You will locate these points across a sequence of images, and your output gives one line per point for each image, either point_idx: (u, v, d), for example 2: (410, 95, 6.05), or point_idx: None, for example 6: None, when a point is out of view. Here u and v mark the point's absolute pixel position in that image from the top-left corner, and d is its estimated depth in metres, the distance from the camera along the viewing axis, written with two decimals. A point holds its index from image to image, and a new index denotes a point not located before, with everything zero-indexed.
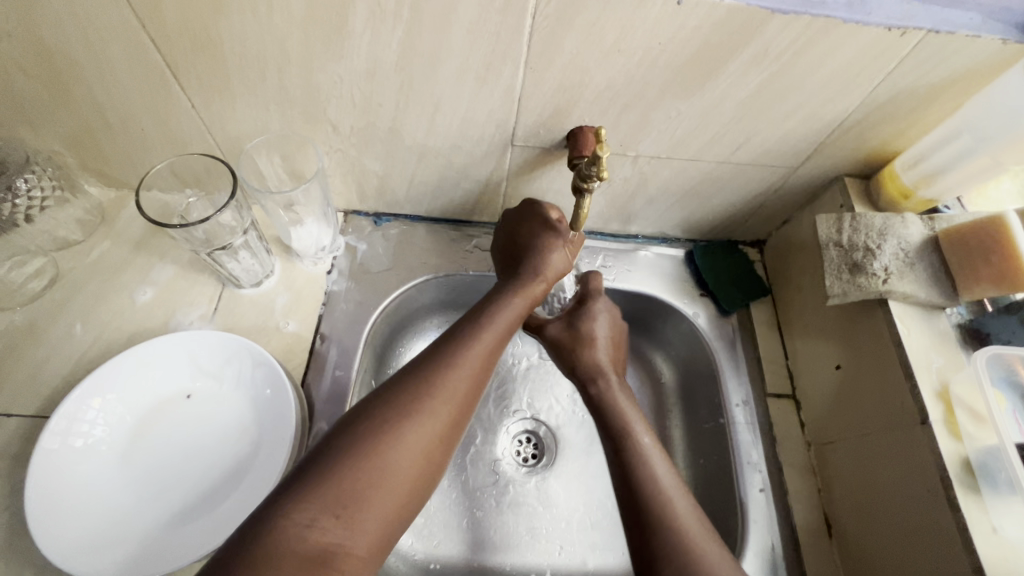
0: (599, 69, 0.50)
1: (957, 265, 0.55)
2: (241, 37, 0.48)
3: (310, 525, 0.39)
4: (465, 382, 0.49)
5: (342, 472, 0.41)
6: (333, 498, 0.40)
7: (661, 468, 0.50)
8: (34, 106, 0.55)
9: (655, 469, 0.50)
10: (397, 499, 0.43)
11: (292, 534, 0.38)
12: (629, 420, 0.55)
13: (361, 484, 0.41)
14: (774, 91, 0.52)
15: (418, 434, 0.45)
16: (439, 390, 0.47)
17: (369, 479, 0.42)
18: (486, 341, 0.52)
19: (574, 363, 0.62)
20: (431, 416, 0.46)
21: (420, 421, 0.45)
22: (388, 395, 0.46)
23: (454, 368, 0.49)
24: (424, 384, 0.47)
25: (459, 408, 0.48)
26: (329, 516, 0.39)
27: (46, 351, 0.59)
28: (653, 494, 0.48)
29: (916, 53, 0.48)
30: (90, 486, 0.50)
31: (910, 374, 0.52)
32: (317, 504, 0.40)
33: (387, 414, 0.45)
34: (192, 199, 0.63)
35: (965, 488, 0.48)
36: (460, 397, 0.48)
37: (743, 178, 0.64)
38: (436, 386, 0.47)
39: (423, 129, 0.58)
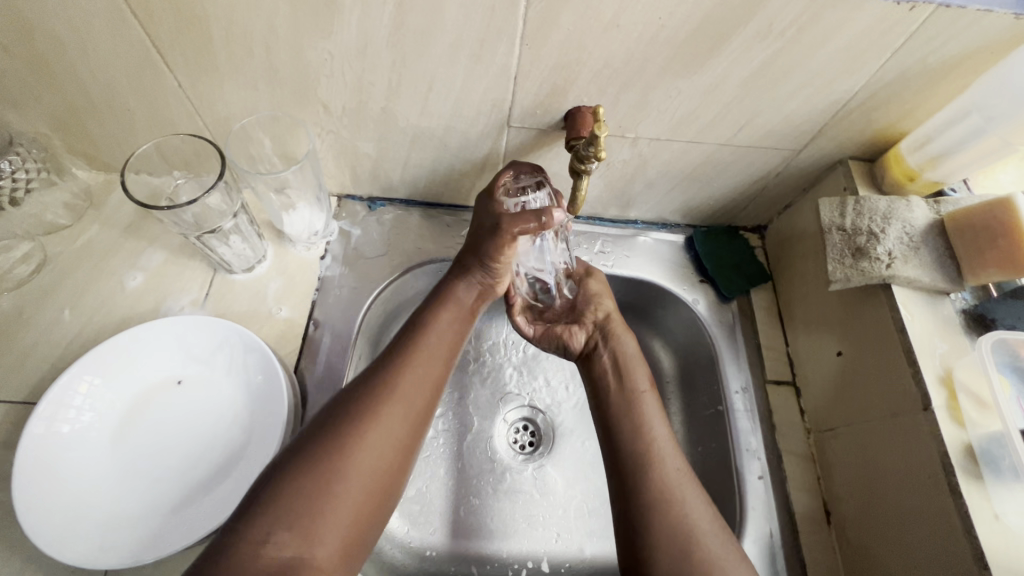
0: (598, 45, 0.48)
1: (963, 249, 0.54)
2: (226, 12, 0.46)
3: (266, 541, 0.39)
4: (414, 394, 0.48)
5: (287, 493, 0.41)
6: (289, 512, 0.40)
7: (661, 432, 0.52)
8: (16, 86, 0.54)
9: (652, 433, 0.52)
10: (356, 508, 0.43)
11: (247, 553, 0.38)
12: (634, 382, 0.55)
13: (315, 498, 0.41)
14: (777, 70, 0.50)
15: (363, 449, 0.44)
16: (382, 404, 0.47)
17: (316, 495, 0.41)
18: (427, 357, 0.51)
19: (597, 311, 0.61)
20: (382, 425, 0.46)
21: (365, 435, 0.45)
22: (336, 408, 0.46)
23: (396, 383, 0.48)
24: (368, 401, 0.47)
25: (410, 414, 0.48)
26: (285, 531, 0.39)
27: (35, 337, 0.58)
28: (652, 459, 0.50)
29: (925, 29, 0.46)
30: (78, 471, 0.49)
31: (913, 361, 0.51)
32: (274, 520, 0.39)
33: (339, 428, 0.44)
34: (180, 180, 0.61)
35: (968, 474, 0.47)
36: (408, 408, 0.48)
37: (745, 161, 0.63)
38: (383, 396, 0.47)
39: (417, 109, 0.56)
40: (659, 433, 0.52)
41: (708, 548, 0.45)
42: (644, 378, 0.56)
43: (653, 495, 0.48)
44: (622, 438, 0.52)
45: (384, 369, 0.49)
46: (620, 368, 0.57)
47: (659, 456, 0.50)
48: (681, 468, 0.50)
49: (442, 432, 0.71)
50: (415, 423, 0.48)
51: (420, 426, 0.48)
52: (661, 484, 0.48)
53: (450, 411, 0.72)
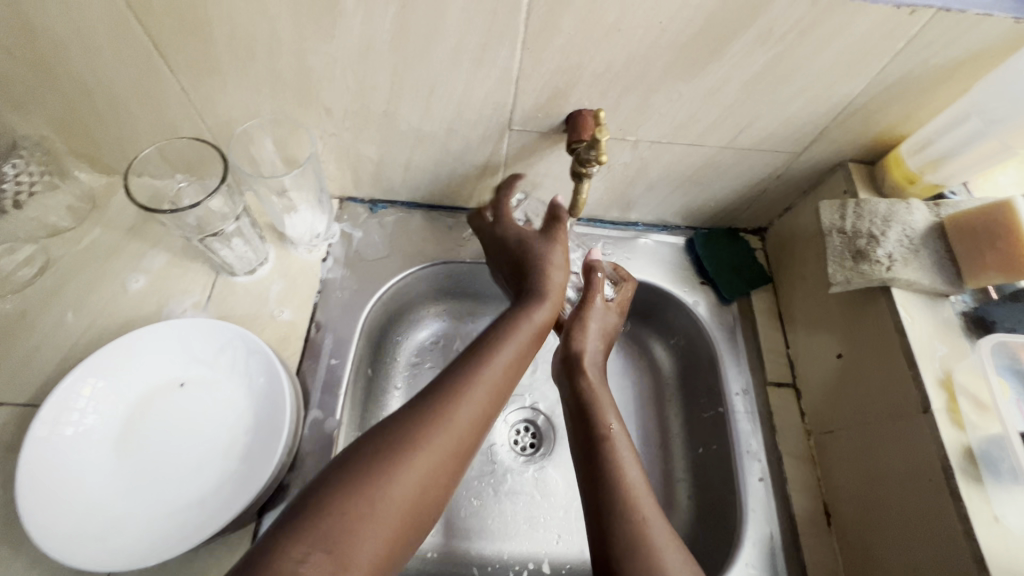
0: (599, 49, 0.48)
1: (964, 252, 0.54)
2: (229, 17, 0.46)
3: (304, 559, 0.37)
4: (468, 416, 0.48)
5: (334, 505, 0.40)
6: (329, 530, 0.39)
7: (633, 470, 0.50)
8: (19, 90, 0.54)
9: (624, 471, 0.49)
10: (393, 531, 0.41)
11: (285, 568, 0.37)
12: (604, 421, 0.54)
13: (359, 515, 0.40)
14: (778, 73, 0.50)
15: (413, 470, 0.43)
16: (440, 425, 0.46)
17: (363, 512, 0.40)
18: (487, 382, 0.51)
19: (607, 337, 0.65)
20: (433, 449, 0.45)
21: (416, 455, 0.44)
22: (391, 427, 0.46)
23: (458, 405, 0.48)
24: (422, 424, 0.46)
25: (460, 441, 0.47)
26: (322, 551, 0.38)
27: (38, 339, 0.58)
28: (624, 499, 0.47)
29: (925, 33, 0.46)
30: (81, 474, 0.49)
31: (912, 363, 0.52)
32: (313, 538, 0.38)
33: (391, 448, 0.44)
34: (183, 183, 0.62)
35: (967, 477, 0.47)
36: (460, 430, 0.47)
37: (745, 164, 0.63)
38: (438, 419, 0.47)
39: (418, 112, 0.57)
40: (631, 473, 0.49)
41: None
42: (614, 415, 0.54)
43: (626, 537, 0.44)
44: (595, 480, 0.49)
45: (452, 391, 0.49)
46: (592, 408, 0.56)
47: (632, 495, 0.47)
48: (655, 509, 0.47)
49: None
50: (463, 449, 0.47)
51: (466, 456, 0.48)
52: (635, 523, 0.45)
53: None
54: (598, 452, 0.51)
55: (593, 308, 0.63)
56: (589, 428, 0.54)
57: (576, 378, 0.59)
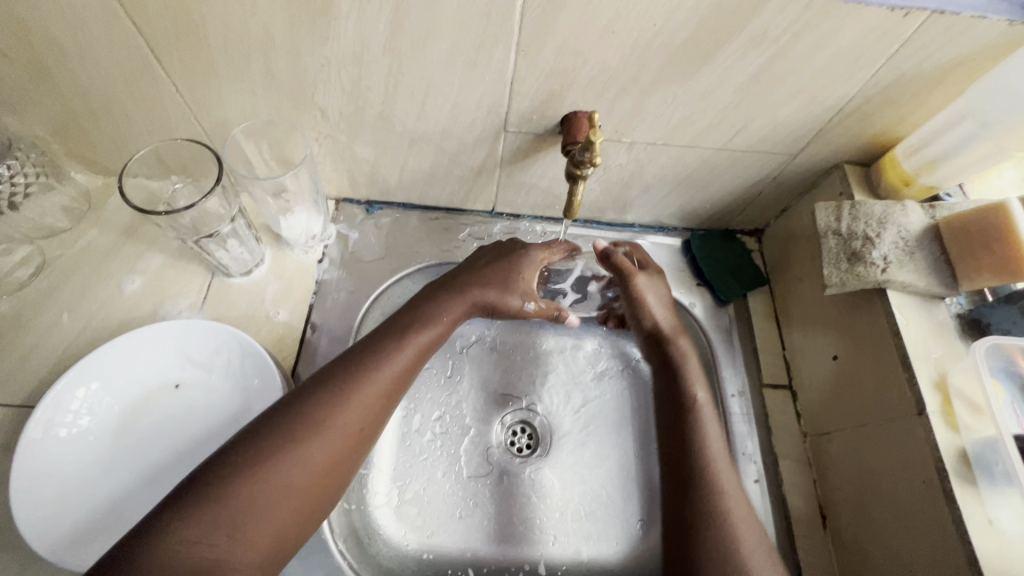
0: (592, 51, 0.48)
1: (958, 255, 0.54)
2: (223, 18, 0.47)
3: (197, 541, 0.40)
4: (366, 404, 0.49)
5: (225, 487, 0.42)
6: (222, 514, 0.41)
7: (715, 437, 0.53)
8: (15, 91, 0.54)
9: (709, 440, 0.52)
10: (290, 511, 0.44)
11: (176, 550, 0.39)
12: (691, 389, 0.56)
13: (250, 497, 0.42)
14: (772, 76, 0.50)
15: (306, 457, 0.45)
16: (341, 411, 0.47)
17: (253, 494, 0.42)
18: (396, 369, 0.51)
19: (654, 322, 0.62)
20: (330, 432, 0.46)
21: (310, 441, 0.45)
22: (293, 408, 0.46)
23: (359, 393, 0.48)
24: (322, 407, 0.47)
25: (364, 423, 0.48)
26: (216, 534, 0.40)
27: (33, 341, 0.58)
28: (704, 467, 0.51)
29: (919, 35, 0.46)
30: (75, 476, 0.49)
31: (908, 365, 0.52)
32: (205, 521, 0.40)
33: (290, 432, 0.45)
34: (178, 184, 0.62)
35: (962, 480, 0.47)
36: (358, 418, 0.48)
37: (741, 165, 0.63)
38: (340, 403, 0.47)
39: (413, 114, 0.57)
40: (712, 440, 0.53)
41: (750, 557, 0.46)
42: (701, 386, 0.56)
43: (703, 502, 0.49)
44: (680, 446, 0.53)
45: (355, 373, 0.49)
46: (677, 376, 0.57)
47: (714, 462, 0.51)
48: (731, 472, 0.51)
49: (440, 434, 0.71)
50: (367, 430, 0.49)
51: (367, 434, 0.49)
52: (716, 487, 0.49)
53: (447, 413, 0.72)
54: (682, 420, 0.54)
55: (640, 284, 0.62)
56: (671, 394, 0.56)
57: (663, 347, 0.60)
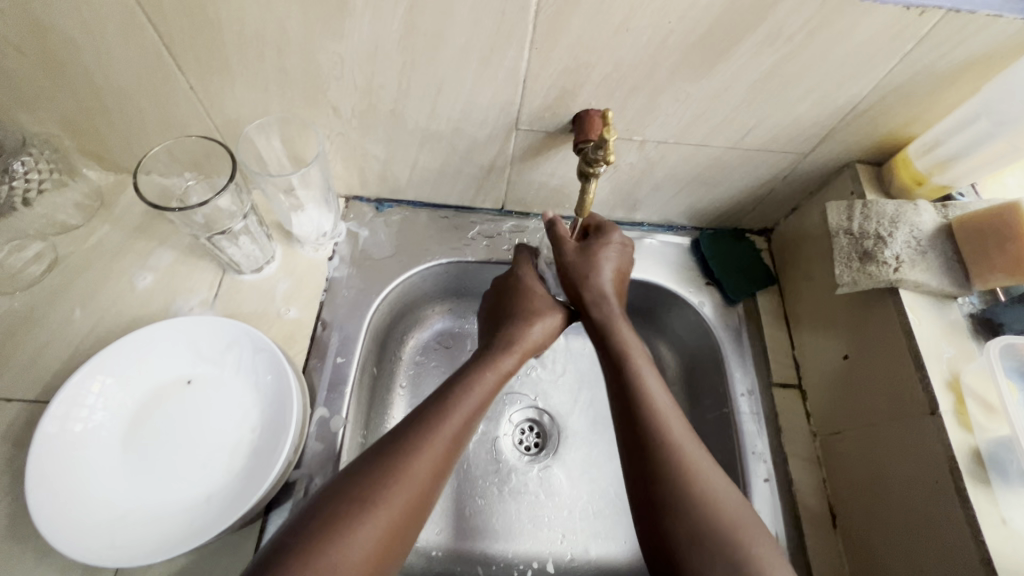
0: (607, 49, 0.48)
1: (971, 254, 0.54)
2: (239, 16, 0.47)
3: None
4: (424, 470, 0.47)
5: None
6: None
7: (658, 390, 0.53)
8: (30, 88, 0.54)
9: (651, 391, 0.53)
10: None
11: None
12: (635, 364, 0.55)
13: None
14: (785, 74, 0.50)
15: (366, 528, 0.43)
16: (396, 479, 0.46)
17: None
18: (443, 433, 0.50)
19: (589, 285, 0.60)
20: (384, 508, 0.44)
21: (368, 513, 0.43)
22: (348, 484, 0.45)
23: (412, 460, 0.47)
24: (376, 479, 0.45)
25: (417, 496, 0.46)
26: None
27: (46, 336, 0.58)
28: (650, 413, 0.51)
29: (934, 34, 0.46)
30: (89, 470, 0.50)
31: (920, 364, 0.52)
32: None
33: (344, 508, 0.43)
34: (191, 182, 0.62)
35: (975, 479, 0.47)
36: (416, 484, 0.47)
37: (751, 164, 0.63)
38: (395, 475, 0.46)
39: (425, 112, 0.57)
40: (656, 394, 0.53)
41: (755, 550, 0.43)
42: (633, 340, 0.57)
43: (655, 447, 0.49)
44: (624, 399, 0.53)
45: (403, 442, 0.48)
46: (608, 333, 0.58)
47: (662, 410, 0.51)
48: (680, 424, 0.51)
49: None
50: (420, 506, 0.47)
51: (425, 504, 0.47)
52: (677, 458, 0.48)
53: None
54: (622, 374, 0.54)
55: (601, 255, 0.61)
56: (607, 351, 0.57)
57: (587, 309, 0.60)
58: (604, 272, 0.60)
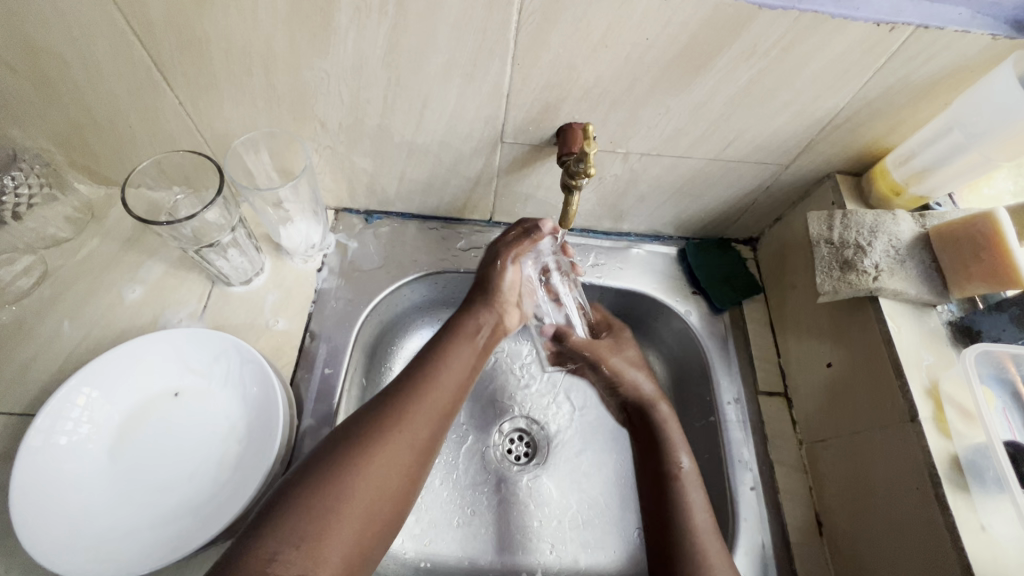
0: (587, 66, 0.49)
1: (948, 262, 0.55)
2: (226, 34, 0.48)
3: (273, 556, 0.39)
4: (424, 422, 0.49)
5: (297, 522, 0.41)
6: (309, 513, 0.41)
7: (697, 498, 0.53)
8: (21, 104, 0.55)
9: (692, 506, 0.52)
10: (369, 507, 0.44)
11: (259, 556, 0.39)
12: (675, 457, 0.56)
13: (318, 520, 0.41)
14: (763, 88, 0.51)
15: (365, 480, 0.44)
16: (403, 420, 0.48)
17: (328, 516, 0.42)
18: (444, 383, 0.53)
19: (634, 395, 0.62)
20: (410, 426, 0.48)
21: (376, 457, 0.46)
22: (377, 403, 0.50)
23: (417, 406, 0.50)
24: (398, 402, 0.49)
25: (436, 417, 0.50)
26: (293, 549, 0.40)
27: (33, 349, 0.59)
28: (682, 531, 0.51)
29: (905, 49, 0.47)
30: (75, 483, 0.50)
31: (900, 372, 0.52)
32: (288, 532, 0.40)
33: (378, 424, 0.48)
34: (180, 196, 0.63)
35: (954, 486, 0.47)
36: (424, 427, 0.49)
37: (734, 175, 0.64)
38: (411, 399, 0.50)
39: (412, 126, 0.58)
40: (697, 514, 0.52)
41: None
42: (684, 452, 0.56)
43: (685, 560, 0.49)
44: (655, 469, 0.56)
45: (407, 394, 0.50)
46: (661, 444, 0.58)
47: (698, 529, 0.51)
48: (715, 540, 0.50)
49: None
50: (438, 428, 0.51)
51: (430, 454, 0.49)
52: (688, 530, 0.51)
53: None
54: (667, 490, 0.54)
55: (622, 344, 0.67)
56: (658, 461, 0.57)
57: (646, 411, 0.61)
58: (639, 378, 0.63)
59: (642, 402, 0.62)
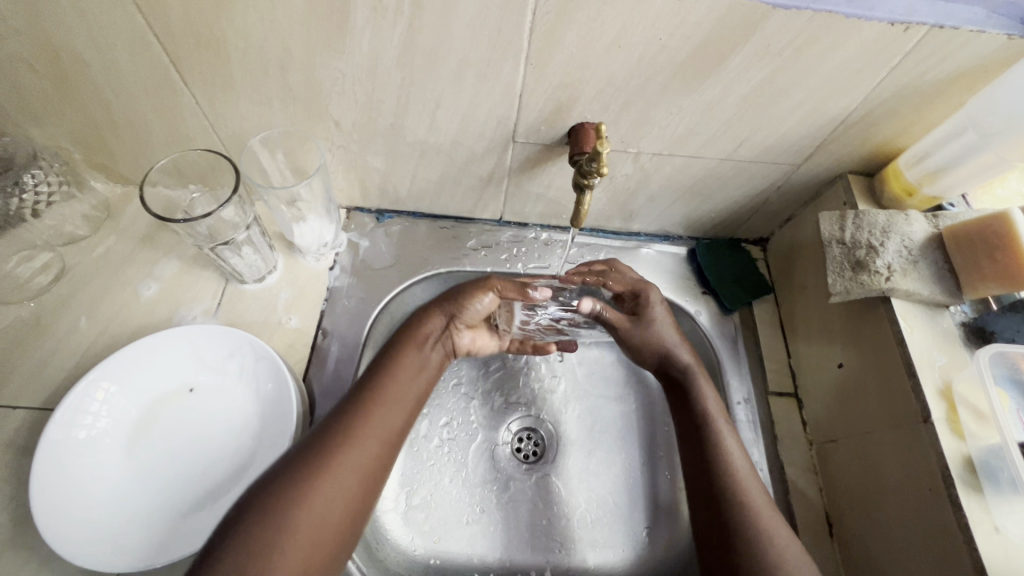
0: (600, 65, 0.50)
1: (962, 263, 0.54)
2: (244, 34, 0.48)
3: None
4: (373, 440, 0.50)
5: (231, 559, 0.40)
6: (255, 540, 0.42)
7: (737, 454, 0.54)
8: (42, 103, 0.56)
9: (728, 451, 0.54)
10: (317, 530, 0.44)
11: None
12: (704, 402, 0.57)
13: (263, 547, 0.41)
14: (776, 88, 0.51)
15: (312, 503, 0.44)
16: (343, 448, 0.48)
17: (276, 541, 0.42)
18: (394, 399, 0.53)
19: (659, 353, 0.62)
20: (359, 446, 0.48)
21: (324, 479, 0.46)
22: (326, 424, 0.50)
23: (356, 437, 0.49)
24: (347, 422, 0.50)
25: (384, 437, 0.50)
26: None
27: (52, 345, 0.60)
28: (726, 473, 0.52)
29: (920, 49, 0.47)
30: (93, 476, 0.51)
31: (912, 372, 0.52)
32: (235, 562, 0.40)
33: (326, 445, 0.48)
34: (196, 194, 0.63)
35: (968, 487, 0.47)
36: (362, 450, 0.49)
37: (746, 175, 0.64)
38: (361, 417, 0.50)
39: (425, 125, 0.58)
40: (736, 458, 0.54)
41: (787, 553, 0.47)
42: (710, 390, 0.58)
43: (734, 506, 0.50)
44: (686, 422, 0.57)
45: (356, 413, 0.50)
46: (690, 394, 0.59)
47: (738, 472, 0.52)
48: (755, 482, 0.52)
49: (447, 440, 0.72)
50: (389, 445, 0.51)
51: (380, 472, 0.50)
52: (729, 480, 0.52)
53: (454, 419, 0.73)
54: (703, 436, 0.55)
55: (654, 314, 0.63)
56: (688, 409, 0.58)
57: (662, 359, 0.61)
58: (670, 337, 0.62)
59: (666, 358, 0.61)
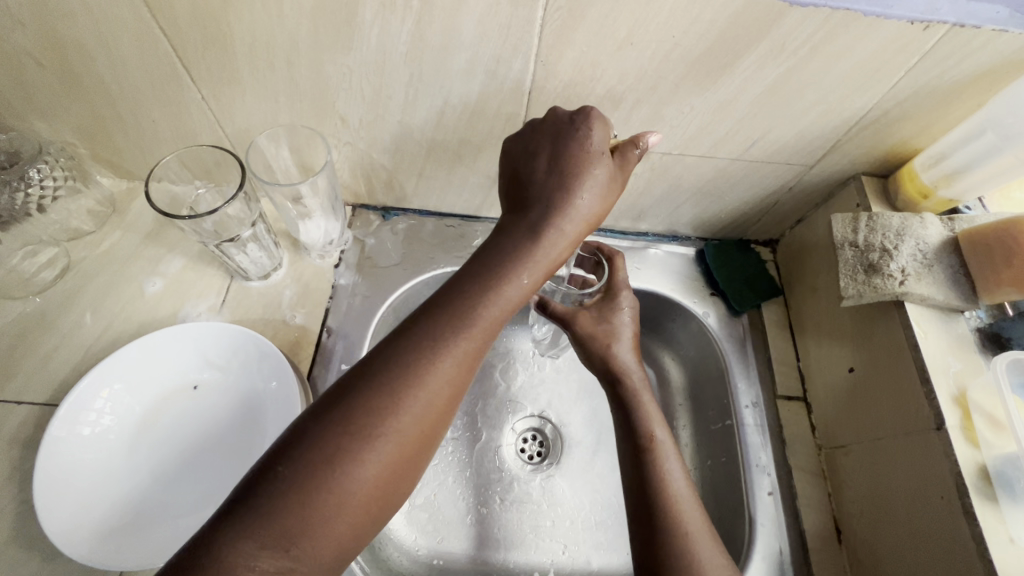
0: (611, 63, 0.49)
1: (978, 267, 0.53)
2: (250, 28, 0.48)
3: (257, 555, 0.34)
4: (446, 377, 0.42)
5: (280, 496, 0.35)
6: (316, 477, 0.36)
7: (679, 480, 0.50)
8: (47, 97, 0.56)
9: (668, 475, 0.50)
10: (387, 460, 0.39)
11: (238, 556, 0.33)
12: (649, 428, 0.54)
13: (326, 482, 0.36)
14: (790, 87, 0.50)
15: (380, 446, 0.39)
16: (416, 388, 0.41)
17: (334, 478, 0.37)
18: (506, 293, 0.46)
19: (606, 362, 0.58)
20: (453, 352, 0.43)
21: (411, 400, 0.40)
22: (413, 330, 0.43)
23: (436, 366, 0.42)
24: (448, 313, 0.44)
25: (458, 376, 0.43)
26: (279, 546, 0.35)
27: (56, 340, 0.59)
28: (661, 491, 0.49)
29: (938, 49, 0.46)
30: (97, 475, 0.50)
31: (926, 378, 0.51)
32: (270, 530, 0.34)
33: (418, 348, 0.42)
34: (201, 189, 0.63)
35: (982, 495, 0.47)
36: (409, 436, 0.40)
37: (757, 176, 0.63)
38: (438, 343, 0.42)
39: (431, 122, 0.57)
40: (674, 481, 0.50)
41: None
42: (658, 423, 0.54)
43: (666, 540, 0.46)
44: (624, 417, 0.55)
45: (459, 304, 0.44)
46: (638, 417, 0.54)
47: (677, 503, 0.48)
48: (695, 512, 0.48)
49: (452, 440, 0.71)
50: (466, 370, 0.44)
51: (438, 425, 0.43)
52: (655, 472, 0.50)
53: (459, 419, 0.73)
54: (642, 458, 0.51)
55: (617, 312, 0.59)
56: (630, 434, 0.54)
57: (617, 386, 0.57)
58: (621, 350, 0.58)
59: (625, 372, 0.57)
